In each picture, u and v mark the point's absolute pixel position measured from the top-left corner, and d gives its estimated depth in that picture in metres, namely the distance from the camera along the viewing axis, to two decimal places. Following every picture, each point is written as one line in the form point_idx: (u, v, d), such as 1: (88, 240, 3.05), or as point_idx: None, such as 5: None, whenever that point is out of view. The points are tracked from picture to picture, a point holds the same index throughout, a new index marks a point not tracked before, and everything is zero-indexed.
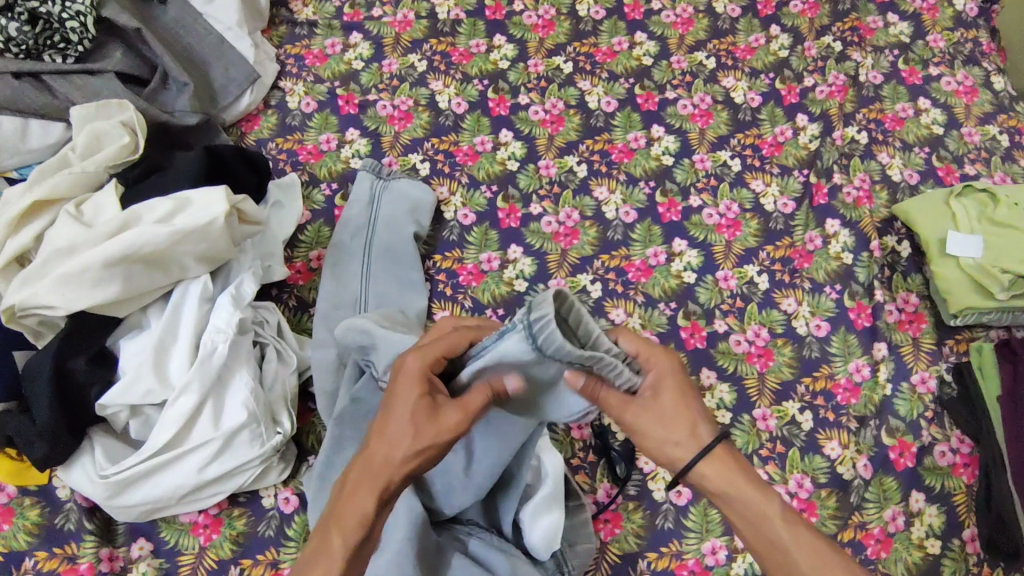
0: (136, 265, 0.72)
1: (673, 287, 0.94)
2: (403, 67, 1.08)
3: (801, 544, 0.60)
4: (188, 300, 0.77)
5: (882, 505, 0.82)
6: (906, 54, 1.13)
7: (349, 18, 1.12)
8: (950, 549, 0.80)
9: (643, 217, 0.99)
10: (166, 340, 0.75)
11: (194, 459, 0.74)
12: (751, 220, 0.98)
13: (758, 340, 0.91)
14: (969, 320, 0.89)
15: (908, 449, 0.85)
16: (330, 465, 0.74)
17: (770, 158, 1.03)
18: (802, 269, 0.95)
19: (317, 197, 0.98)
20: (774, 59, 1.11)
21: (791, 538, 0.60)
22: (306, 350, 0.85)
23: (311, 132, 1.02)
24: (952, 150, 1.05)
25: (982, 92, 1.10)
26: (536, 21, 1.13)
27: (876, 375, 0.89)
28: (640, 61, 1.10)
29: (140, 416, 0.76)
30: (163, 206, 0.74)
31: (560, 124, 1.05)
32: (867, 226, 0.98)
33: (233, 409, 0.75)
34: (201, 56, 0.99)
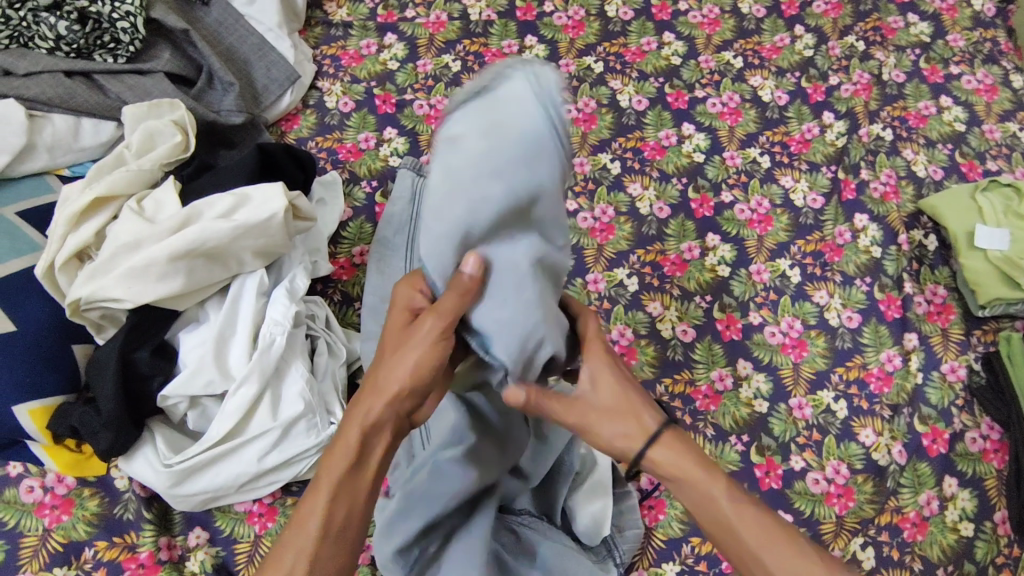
0: (199, 259, 0.74)
1: (708, 281, 0.96)
2: (438, 67, 1.10)
3: (749, 525, 0.57)
4: (245, 294, 0.79)
5: (917, 489, 0.84)
6: (927, 53, 1.16)
7: (383, 19, 1.14)
8: (984, 531, 0.83)
9: (676, 213, 1.01)
10: (226, 332, 0.77)
11: (254, 448, 0.76)
12: (782, 215, 1.01)
13: (792, 331, 0.93)
14: (996, 311, 0.93)
15: (940, 435, 0.87)
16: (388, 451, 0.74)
17: (798, 154, 1.05)
18: (833, 263, 0.98)
19: (358, 194, 1.00)
20: (799, 58, 1.14)
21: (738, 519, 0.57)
22: (354, 343, 0.87)
23: (349, 131, 1.04)
24: (974, 147, 1.08)
25: (1001, 90, 1.13)
26: (566, 22, 1.16)
27: (907, 365, 0.91)
28: (668, 61, 1.13)
29: (198, 408, 0.78)
30: (223, 203, 0.76)
31: (593, 123, 1.07)
32: (894, 221, 1.00)
33: (291, 399, 0.77)
34: (243, 55, 1.02)
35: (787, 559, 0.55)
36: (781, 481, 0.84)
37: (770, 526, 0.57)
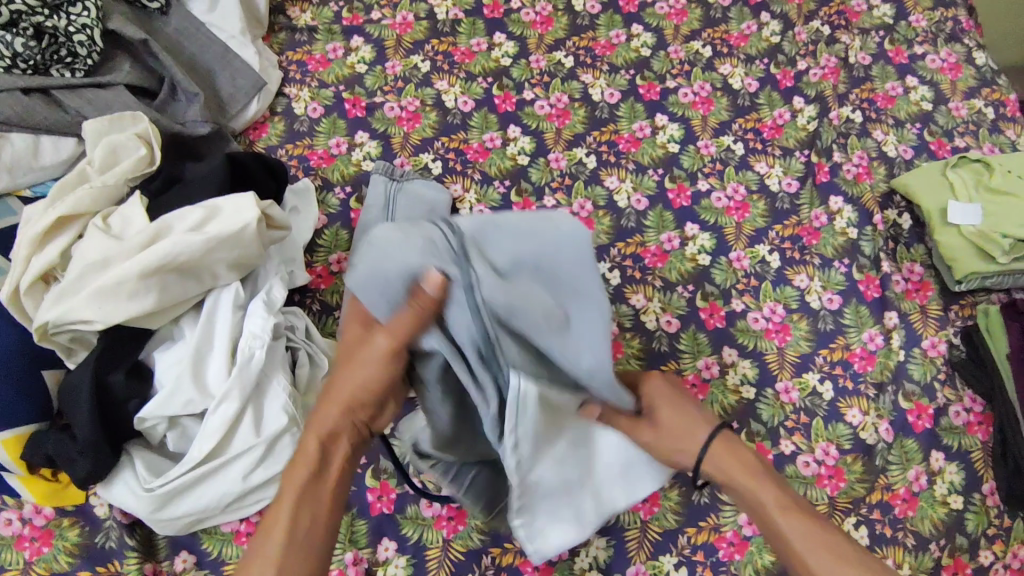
0: (171, 274, 0.72)
1: (689, 270, 0.96)
2: (407, 68, 1.09)
3: (797, 524, 0.63)
4: (221, 308, 0.77)
5: (905, 466, 0.85)
6: (891, 34, 1.18)
7: (349, 22, 1.12)
8: (973, 503, 0.84)
9: (654, 204, 1.01)
10: (202, 349, 0.75)
11: (239, 466, 0.74)
12: (758, 201, 1.01)
13: (775, 316, 0.93)
14: (973, 285, 0.94)
15: (925, 411, 0.88)
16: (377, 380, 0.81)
17: (771, 140, 1.06)
18: (811, 246, 0.98)
19: (332, 201, 0.98)
20: (767, 45, 1.15)
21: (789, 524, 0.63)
22: (335, 352, 0.86)
23: (320, 137, 1.02)
24: (941, 125, 1.09)
25: (965, 68, 1.15)
26: (534, 18, 1.15)
27: (889, 343, 0.92)
28: (639, 53, 1.13)
29: (177, 428, 0.75)
30: (194, 216, 0.74)
31: (566, 117, 1.07)
32: (869, 201, 1.01)
33: (273, 414, 0.75)
34: (207, 64, 0.99)
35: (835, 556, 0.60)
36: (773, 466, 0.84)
37: (821, 535, 0.62)
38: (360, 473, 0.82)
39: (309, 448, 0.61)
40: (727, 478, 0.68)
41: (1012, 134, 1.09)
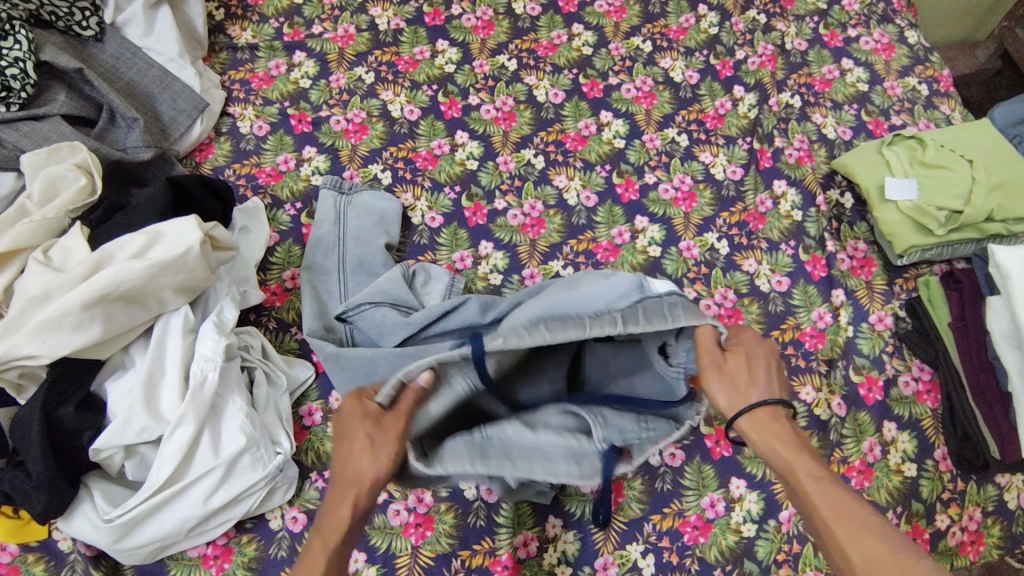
0: (116, 303, 0.71)
1: (641, 262, 0.98)
2: (351, 81, 1.09)
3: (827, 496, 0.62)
4: (171, 333, 0.76)
5: (859, 438, 0.87)
6: (825, 19, 1.20)
7: (290, 38, 1.13)
8: (926, 469, 0.86)
9: (603, 200, 1.03)
10: (154, 375, 0.74)
11: (199, 490, 0.73)
12: (705, 190, 1.03)
13: (727, 301, 0.95)
14: (914, 258, 0.96)
15: (876, 383, 0.91)
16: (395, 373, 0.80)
17: (713, 130, 1.08)
18: (757, 231, 1.01)
19: (283, 218, 0.98)
20: (705, 37, 1.17)
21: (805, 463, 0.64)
22: (293, 368, 0.86)
23: (267, 155, 1.03)
24: (878, 104, 1.12)
25: (898, 48, 1.18)
26: (476, 23, 1.16)
27: (838, 320, 0.95)
28: (580, 52, 1.14)
29: (135, 456, 0.75)
30: (135, 242, 0.73)
31: (513, 120, 1.08)
32: (811, 183, 1.04)
33: (231, 434, 0.75)
34: (146, 89, 0.99)
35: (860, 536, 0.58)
36: (732, 449, 0.86)
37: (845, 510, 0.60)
38: (324, 487, 0.82)
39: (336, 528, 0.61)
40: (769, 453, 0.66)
41: (947, 108, 1.12)
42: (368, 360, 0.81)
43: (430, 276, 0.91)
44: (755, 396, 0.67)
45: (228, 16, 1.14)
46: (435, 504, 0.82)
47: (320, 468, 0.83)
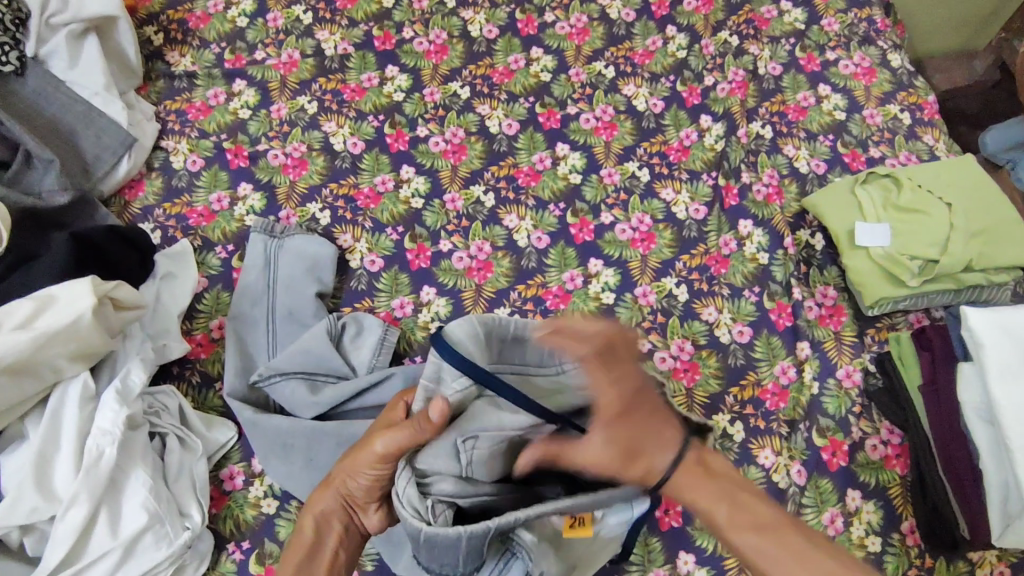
0: (0, 377, 0.66)
1: (593, 310, 0.92)
2: (293, 111, 1.03)
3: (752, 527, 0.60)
4: (68, 404, 0.71)
5: (820, 508, 0.81)
6: (802, 41, 1.13)
7: (231, 64, 1.07)
8: (891, 544, 0.80)
9: (555, 241, 0.96)
10: (48, 450, 0.69)
11: (95, 572, 0.69)
12: (665, 230, 0.97)
13: (683, 354, 0.89)
14: (885, 309, 0.88)
15: (840, 447, 0.84)
16: (314, 442, 0.77)
17: (677, 164, 1.01)
18: (719, 276, 0.94)
19: (212, 261, 0.93)
20: (673, 61, 1.10)
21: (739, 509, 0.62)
22: (212, 430, 0.81)
23: (199, 193, 0.97)
24: (855, 135, 1.05)
25: (880, 72, 1.11)
26: (428, 47, 1.09)
27: (802, 376, 0.88)
28: (538, 78, 1.08)
29: (33, 532, 0.71)
30: (22, 309, 0.67)
31: (462, 153, 1.02)
32: (779, 223, 0.97)
33: (131, 512, 0.70)
34: (69, 125, 0.93)
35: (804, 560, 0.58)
36: (682, 518, 0.80)
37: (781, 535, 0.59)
38: (241, 560, 0.76)
39: (304, 530, 0.65)
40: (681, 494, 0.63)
41: (930, 139, 1.05)
42: (286, 433, 0.78)
43: (362, 328, 0.86)
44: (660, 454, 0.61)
45: (167, 41, 1.08)
46: None
47: (238, 538, 0.78)
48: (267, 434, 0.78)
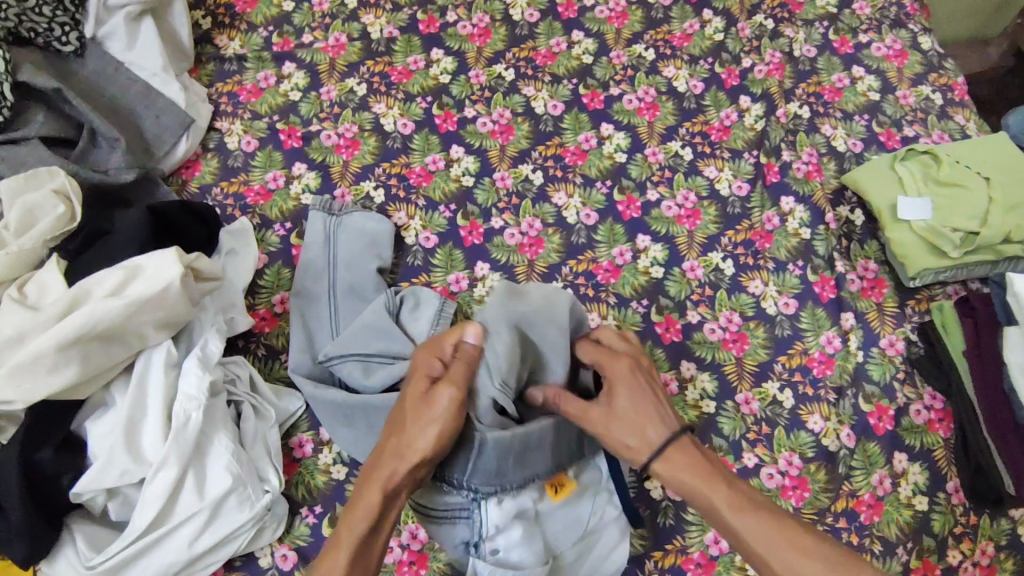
0: (93, 342, 0.70)
1: (643, 284, 0.94)
2: (342, 93, 1.05)
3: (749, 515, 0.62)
4: (153, 370, 0.74)
5: (868, 470, 0.84)
6: (835, 24, 1.16)
7: (279, 48, 1.09)
8: (937, 503, 0.83)
9: (604, 218, 0.99)
10: (136, 415, 0.72)
11: (183, 534, 0.71)
12: (709, 207, 1.00)
13: (732, 325, 0.92)
14: (926, 280, 0.92)
15: (886, 412, 0.87)
16: (376, 414, 0.78)
17: (719, 143, 1.04)
18: (764, 250, 0.97)
19: (271, 238, 0.95)
20: (711, 43, 1.12)
21: (745, 520, 0.62)
22: (283, 400, 0.83)
23: (255, 172, 0.99)
24: (890, 115, 1.08)
25: (911, 55, 1.14)
26: (471, 30, 1.12)
27: (847, 345, 0.91)
28: (580, 60, 1.10)
29: (118, 497, 0.72)
30: (113, 278, 0.72)
31: (510, 133, 1.04)
32: (820, 199, 1.00)
33: (216, 475, 0.73)
34: (129, 105, 0.96)
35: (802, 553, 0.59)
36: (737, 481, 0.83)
37: (774, 526, 0.61)
38: (315, 523, 0.79)
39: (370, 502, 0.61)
40: (685, 490, 0.65)
41: (961, 119, 1.08)
42: (342, 405, 0.79)
43: (419, 302, 0.88)
44: (653, 434, 0.67)
45: (215, 25, 1.10)
46: (429, 541, 0.79)
47: (311, 503, 0.80)
48: (331, 405, 0.80)
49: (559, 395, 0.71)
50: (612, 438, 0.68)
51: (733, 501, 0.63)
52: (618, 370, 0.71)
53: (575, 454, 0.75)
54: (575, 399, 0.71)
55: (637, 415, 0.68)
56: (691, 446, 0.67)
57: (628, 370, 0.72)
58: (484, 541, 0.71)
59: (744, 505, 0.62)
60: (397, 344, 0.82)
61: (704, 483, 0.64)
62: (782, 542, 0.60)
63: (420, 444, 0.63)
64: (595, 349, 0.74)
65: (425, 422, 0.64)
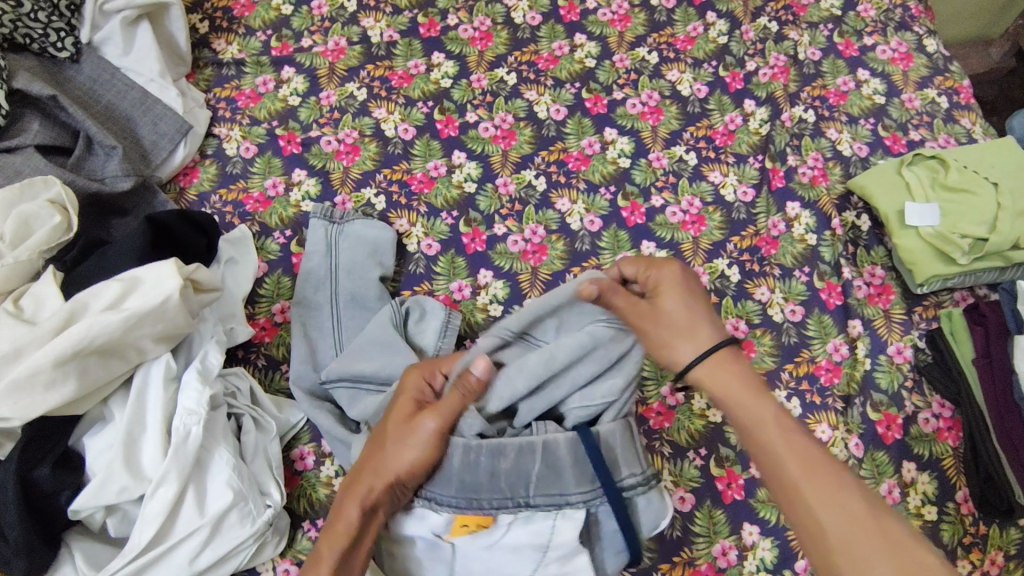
0: (91, 357, 0.68)
1: None
2: (342, 98, 1.04)
3: (794, 447, 0.61)
4: (152, 384, 0.73)
5: (878, 480, 0.83)
6: (840, 26, 1.15)
7: (278, 52, 1.07)
8: (947, 513, 0.82)
9: (608, 224, 0.98)
10: (135, 430, 0.71)
11: (184, 550, 0.70)
12: (714, 213, 0.99)
13: (738, 333, 0.91)
14: (934, 287, 0.91)
15: (895, 421, 0.87)
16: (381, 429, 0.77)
17: (723, 148, 1.03)
18: (770, 256, 0.96)
19: (271, 247, 0.93)
20: (714, 46, 1.11)
21: (788, 449, 0.61)
22: (284, 412, 0.82)
23: (255, 179, 0.97)
24: (895, 118, 1.07)
25: (916, 57, 1.13)
26: (473, 34, 1.10)
27: (855, 353, 0.90)
28: (583, 64, 1.09)
29: (117, 513, 0.71)
30: (111, 291, 0.71)
31: (512, 138, 1.03)
32: (825, 205, 0.99)
33: (216, 490, 0.71)
34: (125, 111, 0.95)
35: (834, 497, 0.58)
36: (744, 492, 0.82)
37: (814, 459, 0.60)
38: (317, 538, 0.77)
39: (348, 520, 0.63)
40: (727, 399, 0.65)
41: (967, 122, 1.07)
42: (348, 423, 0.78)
43: (424, 312, 0.86)
44: (710, 336, 0.67)
45: (213, 29, 1.09)
46: None
47: (313, 517, 0.78)
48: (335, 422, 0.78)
49: (610, 288, 0.72)
50: (656, 335, 0.69)
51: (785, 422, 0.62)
52: (669, 278, 0.71)
53: (507, 496, 0.67)
54: (623, 295, 0.72)
55: (690, 320, 0.68)
56: (739, 364, 0.66)
57: (682, 288, 0.71)
58: (386, 543, 0.71)
59: (794, 432, 0.62)
60: (400, 355, 0.80)
61: (763, 401, 0.64)
62: (807, 479, 0.59)
63: (397, 467, 0.65)
64: (639, 266, 0.73)
65: (400, 452, 0.65)
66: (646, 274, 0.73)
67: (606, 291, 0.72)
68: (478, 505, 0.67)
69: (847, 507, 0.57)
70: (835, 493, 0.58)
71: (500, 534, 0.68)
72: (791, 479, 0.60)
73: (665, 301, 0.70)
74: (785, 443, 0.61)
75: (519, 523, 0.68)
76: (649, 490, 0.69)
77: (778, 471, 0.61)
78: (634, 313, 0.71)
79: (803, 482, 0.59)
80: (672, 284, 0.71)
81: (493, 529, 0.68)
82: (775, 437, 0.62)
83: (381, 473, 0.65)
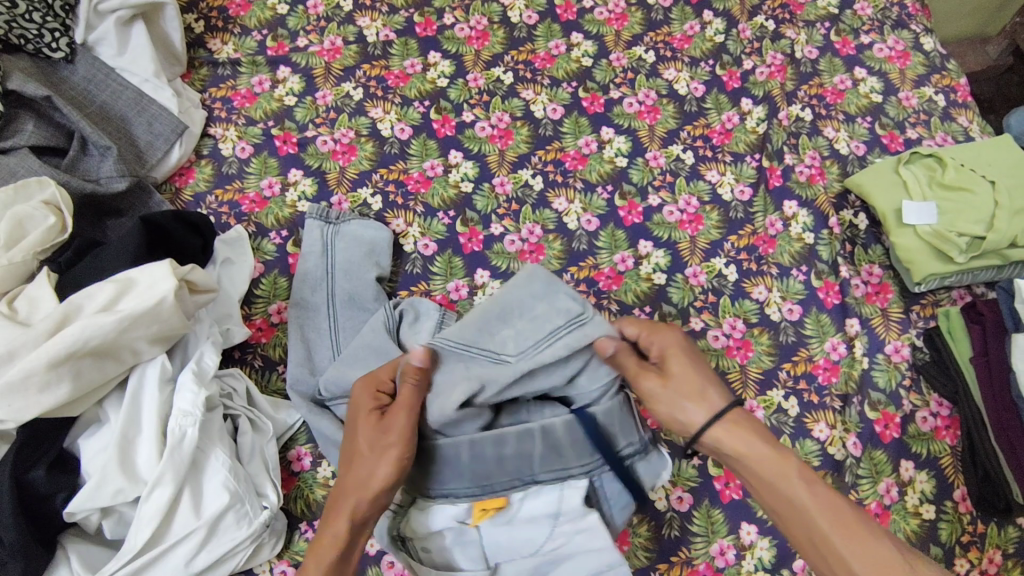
0: (85, 359, 0.68)
1: (646, 291, 0.93)
2: (338, 97, 1.04)
3: (819, 501, 0.63)
4: (147, 385, 0.73)
5: (876, 479, 0.83)
6: (837, 25, 1.15)
7: (274, 52, 1.07)
8: (945, 512, 0.82)
9: (605, 223, 0.97)
10: (130, 432, 0.70)
11: (180, 552, 0.70)
12: (711, 212, 0.98)
13: (735, 332, 0.91)
14: (931, 285, 0.91)
15: (892, 420, 0.86)
16: None
17: (721, 147, 1.03)
18: (767, 255, 0.96)
19: (267, 247, 0.93)
20: (711, 45, 1.11)
21: (813, 501, 0.63)
22: (280, 412, 0.81)
23: (250, 179, 0.97)
24: (892, 117, 1.07)
25: (913, 55, 1.13)
26: (469, 33, 1.10)
27: (852, 351, 0.90)
28: (579, 63, 1.09)
29: (113, 515, 0.70)
30: (105, 292, 0.70)
31: (509, 138, 1.02)
32: (823, 204, 0.99)
33: (213, 491, 0.71)
34: (120, 111, 0.94)
35: (863, 545, 0.60)
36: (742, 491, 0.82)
37: (837, 507, 0.63)
38: (314, 539, 0.77)
39: (338, 527, 0.64)
40: (744, 459, 0.67)
41: (964, 120, 1.07)
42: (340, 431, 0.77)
43: (420, 313, 0.86)
44: (714, 395, 0.70)
45: (208, 29, 1.08)
46: None
47: (310, 518, 0.78)
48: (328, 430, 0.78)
49: (620, 354, 0.72)
50: (667, 395, 0.71)
51: (806, 474, 0.65)
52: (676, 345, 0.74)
53: (516, 477, 0.70)
54: (632, 359, 0.73)
55: (691, 380, 0.71)
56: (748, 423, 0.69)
57: (689, 353, 0.74)
58: (416, 540, 0.73)
59: (816, 483, 0.64)
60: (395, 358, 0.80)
61: (779, 454, 0.66)
62: (835, 529, 0.61)
63: (374, 476, 0.65)
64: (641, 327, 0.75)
65: (381, 458, 0.65)
66: (648, 339, 0.75)
67: (620, 351, 0.72)
68: (492, 489, 0.70)
69: (875, 552, 0.60)
70: (861, 544, 0.60)
71: (516, 509, 0.71)
72: (819, 530, 0.62)
73: (671, 365, 0.72)
74: (808, 494, 0.64)
75: (532, 496, 0.71)
76: (647, 454, 0.74)
77: (808, 525, 0.63)
78: (639, 372, 0.72)
79: (833, 533, 0.61)
80: (676, 351, 0.73)
81: (510, 507, 0.71)
82: (796, 491, 0.64)
83: (354, 480, 0.65)
